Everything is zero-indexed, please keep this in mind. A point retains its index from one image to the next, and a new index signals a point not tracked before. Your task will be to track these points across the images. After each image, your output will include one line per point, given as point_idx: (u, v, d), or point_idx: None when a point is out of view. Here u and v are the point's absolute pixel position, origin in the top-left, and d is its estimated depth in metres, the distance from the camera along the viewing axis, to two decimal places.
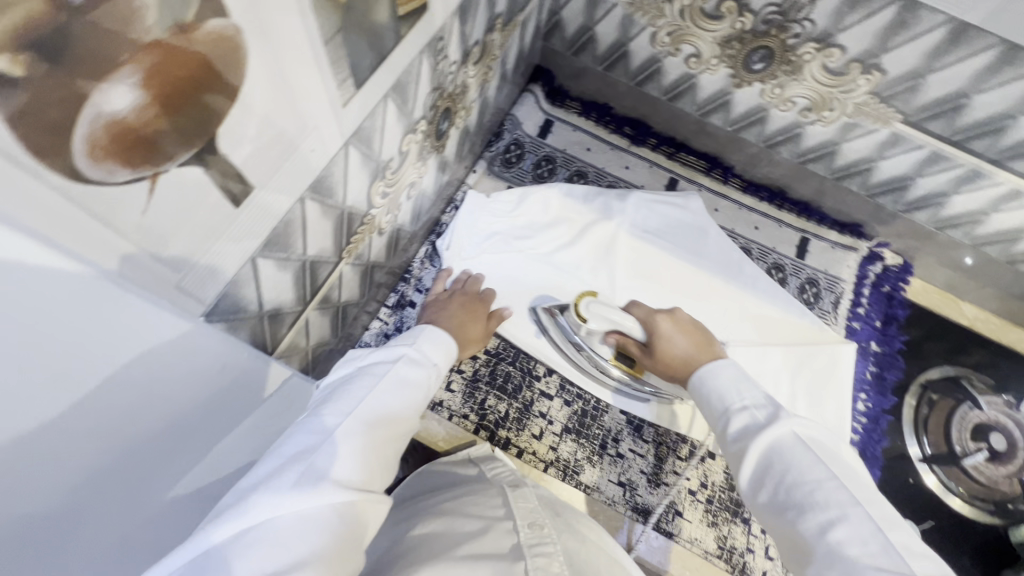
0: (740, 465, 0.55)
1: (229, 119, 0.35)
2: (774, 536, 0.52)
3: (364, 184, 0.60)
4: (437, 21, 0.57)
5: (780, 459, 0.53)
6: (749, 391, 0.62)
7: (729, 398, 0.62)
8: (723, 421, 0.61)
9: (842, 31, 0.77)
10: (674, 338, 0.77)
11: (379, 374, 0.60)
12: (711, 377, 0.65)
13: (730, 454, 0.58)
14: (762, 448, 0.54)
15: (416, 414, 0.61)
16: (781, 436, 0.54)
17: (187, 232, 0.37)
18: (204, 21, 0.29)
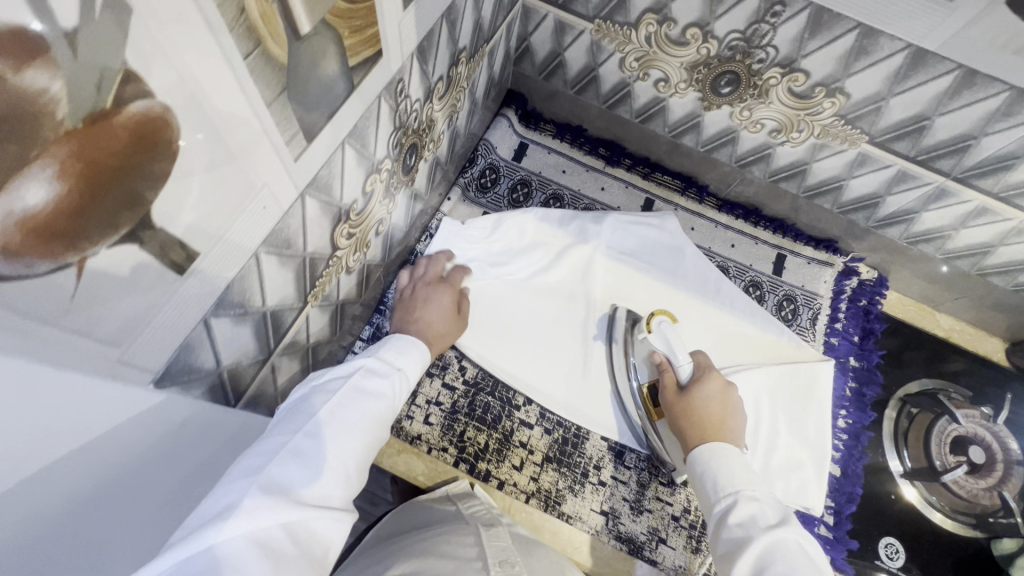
0: (738, 555, 0.62)
1: (165, 193, 0.34)
2: None
3: (326, 230, 0.59)
4: (394, 65, 0.57)
5: (780, 557, 0.59)
6: (753, 484, 0.70)
7: (739, 486, 0.70)
8: (727, 506, 0.69)
9: (805, 57, 0.78)
10: (709, 399, 0.83)
11: (335, 387, 0.61)
12: (723, 458, 0.74)
13: (726, 540, 0.66)
14: (766, 543, 0.61)
15: (377, 420, 0.62)
16: (786, 538, 0.61)
17: (124, 308, 0.35)
18: (125, 103, 0.28)
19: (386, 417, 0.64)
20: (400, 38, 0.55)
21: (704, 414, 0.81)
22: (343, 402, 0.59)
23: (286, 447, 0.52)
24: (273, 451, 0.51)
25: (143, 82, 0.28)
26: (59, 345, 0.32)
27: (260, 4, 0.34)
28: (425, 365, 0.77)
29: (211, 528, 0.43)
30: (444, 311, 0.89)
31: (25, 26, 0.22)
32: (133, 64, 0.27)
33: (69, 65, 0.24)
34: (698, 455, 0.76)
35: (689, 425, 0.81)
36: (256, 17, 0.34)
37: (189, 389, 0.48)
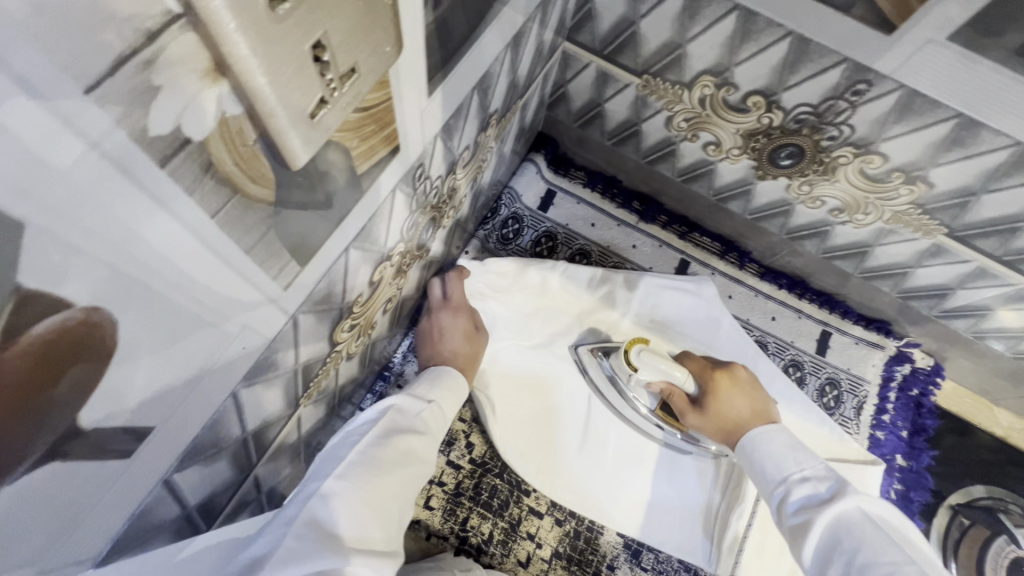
0: (805, 539, 0.55)
1: (103, 394, 0.26)
2: None
3: (324, 335, 0.51)
4: (416, 151, 0.48)
5: (851, 532, 0.53)
6: (807, 459, 0.62)
7: (786, 467, 0.62)
8: (781, 489, 0.61)
9: (885, 140, 0.67)
10: (729, 402, 0.72)
11: (368, 427, 0.55)
12: (764, 445, 0.65)
13: (791, 524, 0.58)
14: (829, 523, 0.54)
15: (413, 459, 0.56)
16: (850, 513, 0.54)
17: (49, 519, 0.28)
18: (23, 329, 0.20)
19: (423, 453, 0.58)
20: (422, 126, 0.46)
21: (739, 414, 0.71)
22: (377, 444, 0.54)
23: (321, 490, 0.47)
24: (305, 497, 0.47)
25: (53, 296, 0.20)
26: None
27: (235, 151, 0.25)
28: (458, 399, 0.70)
29: None
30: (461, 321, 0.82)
31: None
32: (32, 282, 0.19)
33: None
34: (742, 447, 0.68)
35: (730, 439, 0.71)
36: (230, 166, 0.26)
37: (148, 545, 0.41)
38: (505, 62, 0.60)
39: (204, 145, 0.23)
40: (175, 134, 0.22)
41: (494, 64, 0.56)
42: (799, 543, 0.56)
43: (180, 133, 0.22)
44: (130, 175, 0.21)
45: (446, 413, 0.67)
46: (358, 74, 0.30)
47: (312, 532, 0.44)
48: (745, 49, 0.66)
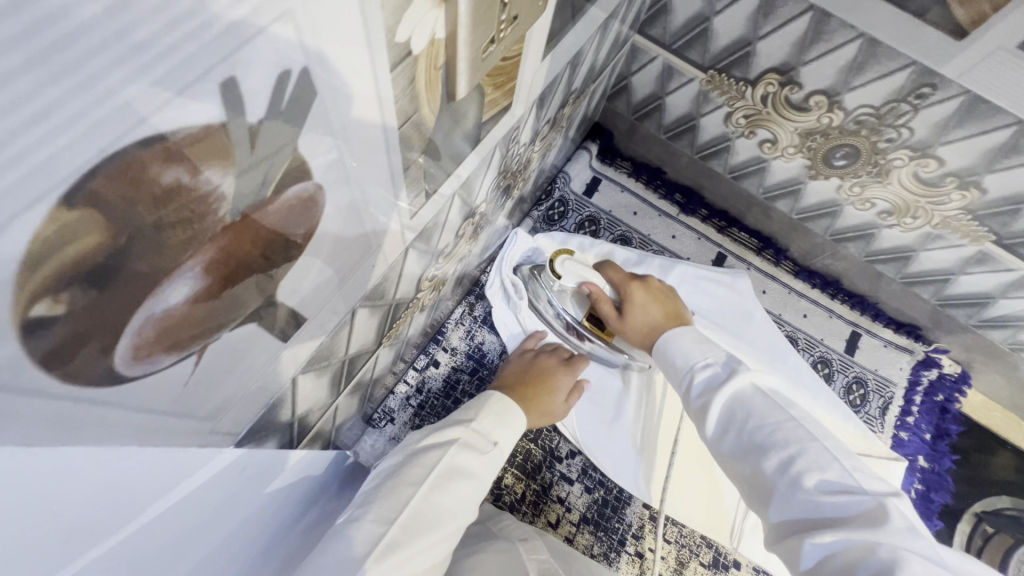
0: (706, 414, 0.61)
1: (293, 270, 0.31)
2: (736, 478, 0.58)
3: (416, 275, 0.56)
4: (517, 114, 0.53)
5: (746, 404, 0.58)
6: (713, 352, 0.67)
7: (693, 357, 0.67)
8: (686, 374, 0.66)
9: (944, 144, 0.70)
10: (644, 307, 0.78)
11: (427, 469, 0.55)
12: (673, 340, 0.70)
13: (693, 402, 0.64)
14: (725, 399, 0.60)
15: (463, 503, 0.57)
16: (741, 387, 0.60)
17: (230, 381, 0.32)
18: (285, 188, 0.24)
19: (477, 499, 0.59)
20: (529, 88, 0.51)
21: (649, 317, 0.76)
22: (434, 488, 0.54)
23: (385, 538, 0.49)
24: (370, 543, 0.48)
25: (306, 165, 0.25)
26: (159, 431, 0.28)
27: (429, 72, 0.30)
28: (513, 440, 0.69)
29: None
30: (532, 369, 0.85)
31: (212, 125, 0.18)
32: (302, 148, 0.24)
33: (243, 161, 0.21)
34: (656, 351, 0.72)
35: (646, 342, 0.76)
36: (422, 85, 0.30)
37: (263, 442, 0.45)
38: (593, 44, 0.64)
39: (416, 60, 0.28)
40: (405, 45, 0.26)
41: (585, 45, 0.61)
42: (702, 418, 0.62)
43: (409, 45, 0.26)
44: (376, 75, 0.25)
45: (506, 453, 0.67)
46: (516, 23, 0.35)
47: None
48: (815, 48, 0.70)
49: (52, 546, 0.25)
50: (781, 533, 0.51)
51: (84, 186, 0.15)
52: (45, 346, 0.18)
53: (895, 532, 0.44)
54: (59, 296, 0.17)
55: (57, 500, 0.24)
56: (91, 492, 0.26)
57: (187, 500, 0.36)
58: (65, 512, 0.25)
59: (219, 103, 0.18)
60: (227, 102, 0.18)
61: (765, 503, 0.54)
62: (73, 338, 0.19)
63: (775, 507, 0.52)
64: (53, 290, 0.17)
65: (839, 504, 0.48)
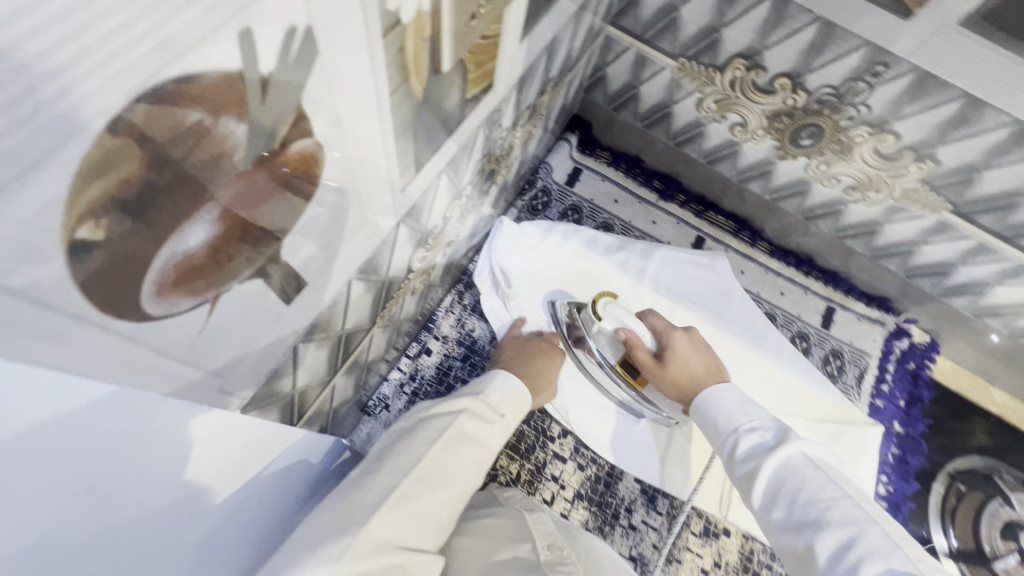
0: (754, 483, 0.61)
1: (296, 230, 0.33)
2: (783, 553, 0.57)
3: (407, 253, 0.58)
4: (498, 95, 0.55)
5: (795, 474, 0.59)
6: (756, 416, 0.69)
7: (739, 419, 0.69)
8: (731, 439, 0.68)
9: (899, 120, 0.75)
10: (684, 359, 0.81)
11: (440, 431, 0.58)
12: (718, 399, 0.73)
13: (741, 472, 0.64)
14: (775, 466, 0.61)
15: (471, 467, 0.59)
16: (791, 456, 0.61)
17: (238, 337, 0.34)
18: (291, 143, 0.27)
19: (484, 463, 0.62)
20: (509, 70, 0.54)
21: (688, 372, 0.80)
22: (444, 449, 0.57)
23: (399, 489, 0.50)
24: (385, 493, 0.50)
25: (308, 122, 0.27)
26: (172, 379, 0.30)
27: (416, 43, 0.32)
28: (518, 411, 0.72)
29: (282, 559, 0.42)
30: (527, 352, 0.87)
31: (231, 73, 0.21)
32: (306, 105, 0.26)
33: (257, 111, 0.23)
34: (696, 406, 0.76)
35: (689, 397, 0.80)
36: (410, 55, 0.33)
37: (266, 412, 0.47)
38: (567, 32, 0.67)
39: (405, 29, 0.30)
40: (394, 14, 0.29)
41: (560, 32, 0.64)
42: (749, 485, 0.62)
43: (398, 14, 0.29)
44: (369, 39, 0.28)
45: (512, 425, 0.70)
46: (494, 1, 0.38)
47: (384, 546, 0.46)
48: (776, 33, 0.74)
49: (75, 495, 0.26)
50: None
51: (125, 117, 0.18)
52: (85, 270, 0.20)
53: None
54: (100, 222, 0.19)
55: (76, 436, 0.26)
56: (107, 437, 0.28)
57: (205, 458, 0.37)
58: (91, 445, 0.27)
59: (236, 52, 0.20)
60: (243, 50, 0.21)
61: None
62: (109, 266, 0.21)
63: None
64: (94, 215, 0.19)
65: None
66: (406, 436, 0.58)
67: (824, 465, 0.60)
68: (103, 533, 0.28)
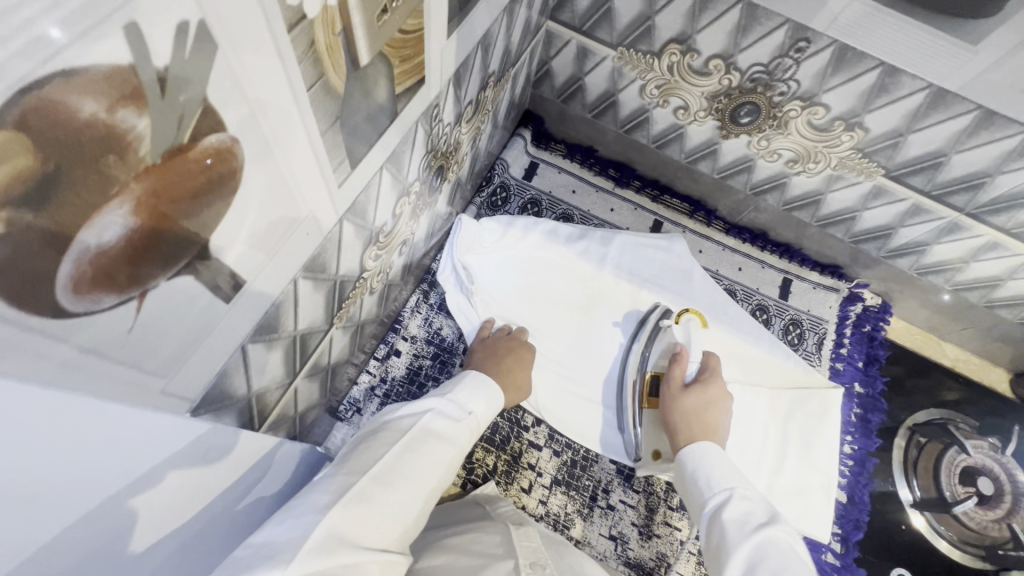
0: (734, 549, 0.57)
1: (225, 225, 0.34)
2: None
3: (357, 252, 0.59)
4: (433, 90, 0.57)
5: (768, 553, 0.55)
6: (746, 488, 0.66)
7: (732, 486, 0.66)
8: (720, 503, 0.65)
9: (826, 91, 0.79)
10: (707, 404, 0.78)
11: (404, 430, 0.60)
12: (717, 460, 0.70)
13: (717, 541, 0.61)
14: (757, 543, 0.57)
15: (437, 464, 0.60)
16: (776, 537, 0.57)
17: (175, 337, 0.35)
18: (202, 137, 0.28)
19: (453, 463, 0.63)
20: (440, 64, 0.55)
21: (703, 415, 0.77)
22: (407, 449, 0.58)
23: (354, 487, 0.52)
24: (341, 492, 0.51)
25: (219, 116, 0.28)
26: (110, 382, 0.31)
27: (328, 37, 0.34)
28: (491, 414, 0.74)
29: (246, 561, 0.43)
30: (501, 348, 0.89)
31: (123, 65, 0.22)
32: (213, 98, 0.27)
33: (157, 103, 0.24)
34: (690, 450, 0.73)
35: (678, 426, 0.77)
36: (323, 50, 0.34)
37: (221, 416, 0.47)
38: (501, 26, 0.69)
39: (312, 23, 0.31)
40: (298, 7, 0.30)
41: (492, 26, 0.66)
42: (725, 554, 0.58)
43: (301, 9, 0.30)
44: (274, 33, 0.29)
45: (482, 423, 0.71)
46: None
47: (339, 539, 0.47)
48: (704, 16, 0.77)
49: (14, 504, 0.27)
50: None
51: (11, 109, 0.18)
52: None
53: None
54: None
55: (17, 449, 0.26)
56: (43, 451, 0.28)
57: (152, 465, 0.38)
58: (36, 456, 0.28)
59: (126, 45, 0.21)
60: (132, 45, 0.21)
61: None
62: (16, 259, 0.22)
63: None
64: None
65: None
66: (371, 438, 0.60)
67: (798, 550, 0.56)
68: (35, 554, 0.29)
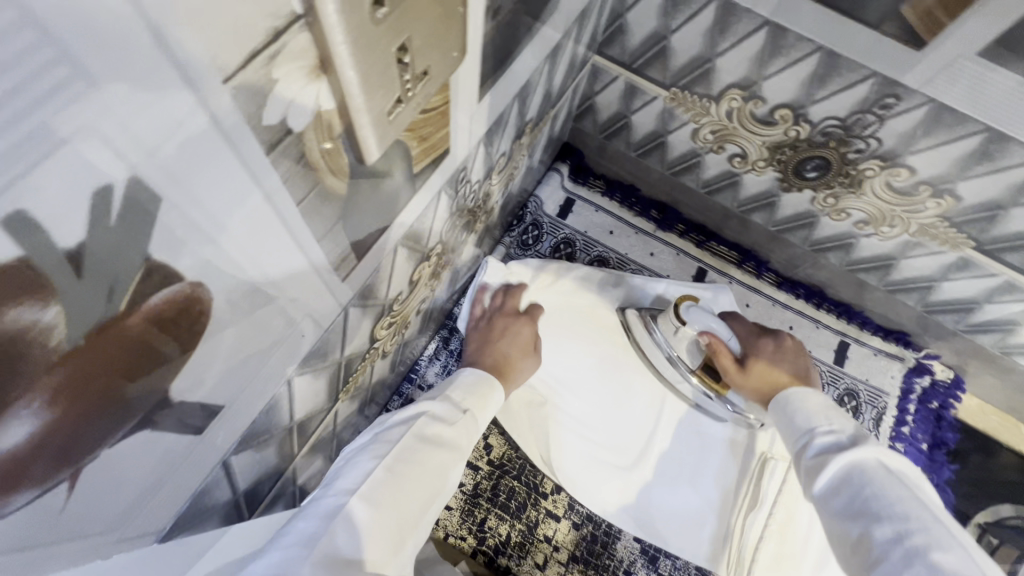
0: (819, 471, 0.51)
1: (190, 368, 0.28)
2: (835, 550, 0.48)
3: (366, 329, 0.53)
4: (461, 155, 0.50)
5: (863, 479, 0.48)
6: (834, 419, 0.56)
7: (816, 421, 0.57)
8: (805, 438, 0.56)
9: (913, 153, 0.68)
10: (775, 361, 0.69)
11: (393, 442, 0.52)
12: (797, 399, 0.60)
13: (808, 458, 0.54)
14: (849, 466, 0.50)
15: (431, 474, 0.52)
16: (871, 463, 0.49)
17: (130, 490, 0.29)
18: (145, 298, 0.22)
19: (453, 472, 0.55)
20: (469, 129, 0.48)
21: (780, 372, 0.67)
22: (399, 460, 0.50)
23: (344, 508, 0.45)
24: (329, 515, 0.44)
25: (172, 269, 0.22)
26: (45, 559, 0.26)
27: (323, 144, 0.27)
28: (491, 411, 0.66)
29: None
30: (492, 331, 0.78)
31: (8, 263, 0.16)
32: (160, 255, 0.21)
33: (70, 289, 0.18)
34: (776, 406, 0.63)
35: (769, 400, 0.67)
36: (318, 159, 0.28)
37: (200, 527, 0.42)
38: (543, 73, 0.62)
39: (301, 136, 0.25)
40: (281, 126, 0.23)
41: (533, 74, 0.58)
42: (812, 480, 0.52)
43: (285, 125, 0.24)
44: (245, 164, 0.23)
45: (479, 422, 0.63)
46: (430, 76, 0.32)
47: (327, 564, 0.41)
48: (775, 62, 0.68)
49: None
50: None
51: None
52: None
53: None
54: None
55: None
56: None
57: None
58: None
59: (8, 240, 0.15)
60: (21, 237, 0.16)
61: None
62: None
63: None
64: None
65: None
66: (357, 456, 0.51)
67: (910, 481, 0.48)
68: None
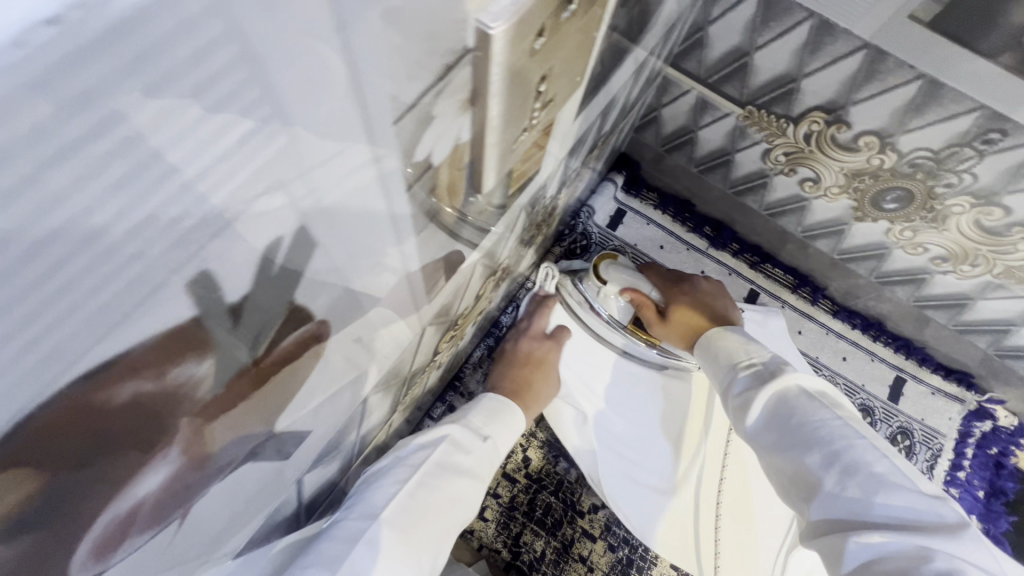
0: (751, 406, 0.55)
1: (297, 400, 0.27)
2: (774, 477, 0.53)
3: (433, 344, 0.52)
4: (545, 172, 0.48)
5: (789, 408, 0.52)
6: (752, 350, 0.60)
7: (737, 357, 0.61)
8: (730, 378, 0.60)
9: (1011, 193, 0.64)
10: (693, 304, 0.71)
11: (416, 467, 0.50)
12: (720, 338, 0.64)
13: (735, 397, 0.58)
14: (775, 400, 0.54)
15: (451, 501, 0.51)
16: (791, 393, 0.53)
17: (223, 518, 0.28)
18: (281, 342, 0.20)
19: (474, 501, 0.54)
20: (559, 148, 0.46)
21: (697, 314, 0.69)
22: (421, 484, 0.49)
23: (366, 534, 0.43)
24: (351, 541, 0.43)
25: (307, 310, 0.21)
26: None
27: (451, 175, 0.25)
28: (512, 437, 0.64)
29: None
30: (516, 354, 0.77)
31: (180, 324, 0.14)
32: (301, 298, 0.20)
33: (225, 341, 0.17)
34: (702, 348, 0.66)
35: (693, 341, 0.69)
36: (444, 190, 0.26)
37: (266, 541, 0.41)
38: (626, 87, 0.59)
39: (437, 171, 0.23)
40: (425, 163, 0.22)
41: (619, 90, 0.56)
42: (743, 417, 0.56)
43: (429, 160, 0.22)
44: (390, 205, 0.21)
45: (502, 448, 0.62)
46: (553, 102, 0.30)
47: None
48: (866, 88, 0.64)
49: None
50: (820, 534, 0.46)
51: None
52: None
53: (959, 544, 0.41)
54: None
55: None
56: None
57: None
58: None
59: (187, 301, 0.14)
60: (197, 297, 0.14)
61: (806, 504, 0.49)
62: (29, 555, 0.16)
63: (821, 515, 0.46)
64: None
65: (888, 505, 0.43)
66: (378, 477, 0.49)
67: (826, 397, 0.53)
68: None
